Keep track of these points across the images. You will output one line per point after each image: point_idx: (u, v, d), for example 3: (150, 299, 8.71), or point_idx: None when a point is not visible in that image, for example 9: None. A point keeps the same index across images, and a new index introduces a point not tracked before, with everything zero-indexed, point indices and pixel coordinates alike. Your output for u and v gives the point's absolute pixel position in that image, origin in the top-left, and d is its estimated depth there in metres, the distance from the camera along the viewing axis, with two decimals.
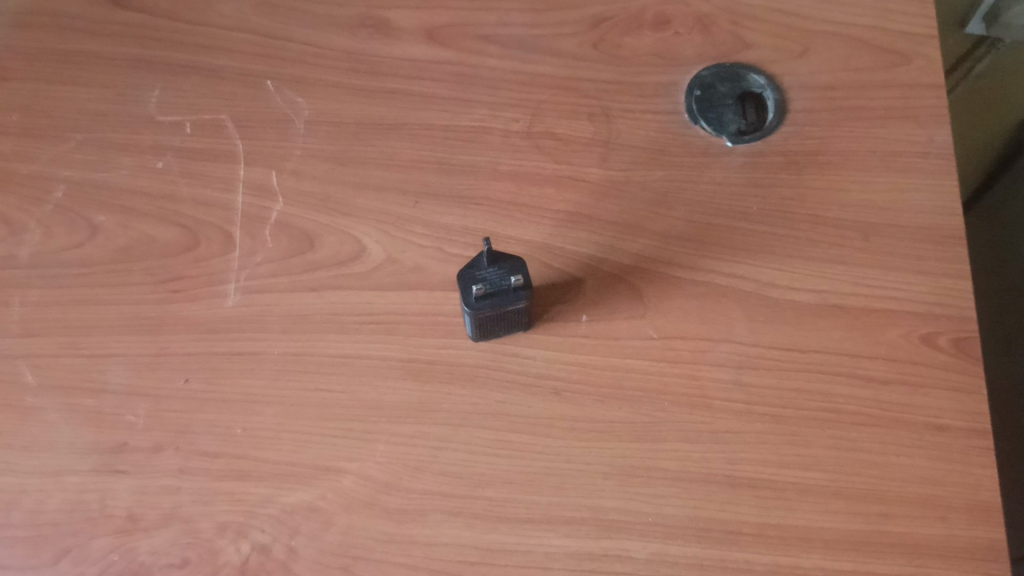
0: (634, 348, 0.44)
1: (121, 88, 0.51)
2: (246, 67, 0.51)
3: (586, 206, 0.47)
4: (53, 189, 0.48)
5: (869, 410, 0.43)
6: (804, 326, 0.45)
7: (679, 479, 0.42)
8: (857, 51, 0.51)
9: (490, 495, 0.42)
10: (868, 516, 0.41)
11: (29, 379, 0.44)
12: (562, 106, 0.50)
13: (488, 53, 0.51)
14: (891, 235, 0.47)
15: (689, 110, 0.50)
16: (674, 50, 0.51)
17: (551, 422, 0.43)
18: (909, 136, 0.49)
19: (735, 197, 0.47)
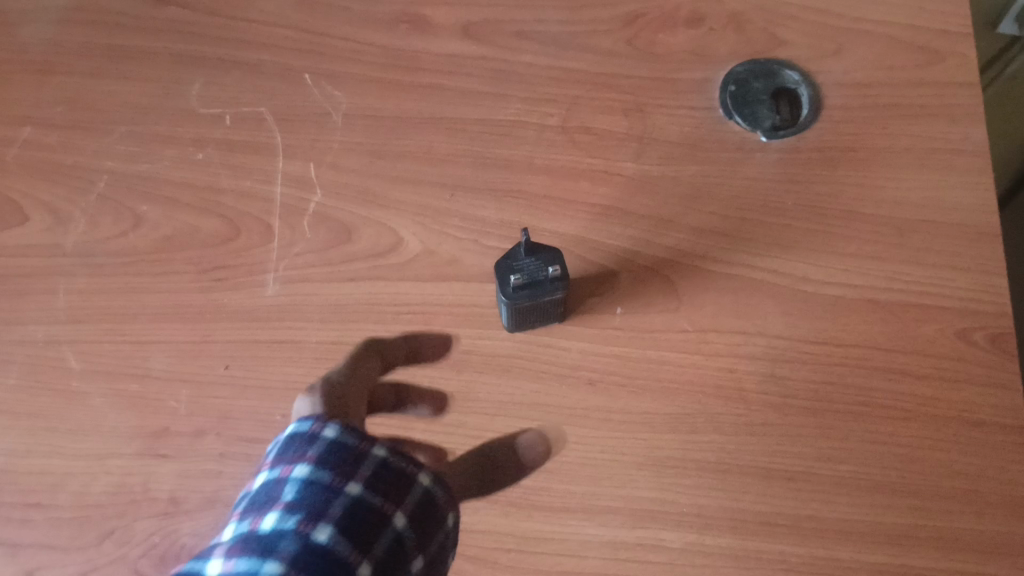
0: (669, 341, 0.45)
1: (164, 82, 0.52)
2: (285, 61, 0.52)
3: (621, 200, 0.48)
4: (97, 180, 0.49)
5: (903, 404, 0.43)
6: (838, 320, 0.45)
7: (714, 471, 0.42)
8: (891, 49, 0.51)
9: (525, 484, 0.43)
10: (903, 510, 0.42)
11: (74, 365, 0.45)
12: (597, 101, 0.50)
13: (524, 48, 0.52)
14: (926, 231, 0.47)
15: (724, 106, 0.50)
16: (709, 47, 0.52)
17: (585, 413, 0.44)
18: (943, 134, 0.49)
19: (769, 193, 0.48)
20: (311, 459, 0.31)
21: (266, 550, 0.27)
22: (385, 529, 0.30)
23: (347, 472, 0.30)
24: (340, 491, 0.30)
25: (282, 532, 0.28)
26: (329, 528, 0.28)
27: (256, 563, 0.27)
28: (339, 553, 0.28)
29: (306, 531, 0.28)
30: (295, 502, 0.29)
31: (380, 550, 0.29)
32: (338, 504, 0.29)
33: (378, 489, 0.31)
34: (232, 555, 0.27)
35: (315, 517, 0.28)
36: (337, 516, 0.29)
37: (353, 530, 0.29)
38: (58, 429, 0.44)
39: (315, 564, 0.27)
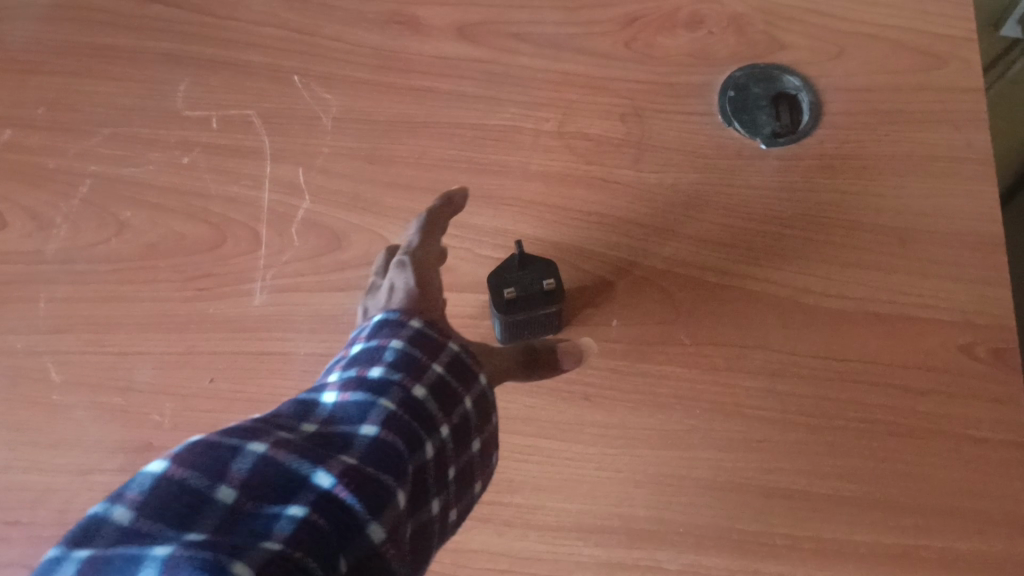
0: (666, 354, 0.44)
1: (149, 83, 0.50)
2: (275, 63, 0.50)
3: (618, 209, 0.47)
4: (81, 183, 0.48)
5: (904, 419, 0.42)
6: (839, 333, 0.44)
7: (713, 489, 0.42)
8: (893, 54, 0.49)
9: (519, 502, 0.42)
10: (905, 529, 0.41)
11: (56, 377, 0.44)
12: (595, 107, 0.49)
13: (520, 51, 0.50)
14: (930, 240, 0.45)
15: (722, 112, 0.48)
16: (708, 51, 0.50)
17: (581, 428, 0.43)
18: (947, 141, 0.47)
19: (769, 201, 0.46)
20: (409, 325, 0.30)
21: (380, 390, 0.27)
22: (462, 400, 0.30)
23: (437, 344, 0.30)
24: (434, 356, 0.29)
25: (391, 376, 0.27)
26: (424, 387, 0.28)
27: (368, 400, 0.26)
28: (427, 412, 0.27)
29: (409, 384, 0.27)
30: (398, 356, 0.28)
31: (459, 416, 0.29)
32: (433, 365, 0.29)
33: (460, 367, 0.30)
34: (342, 391, 0.27)
35: (415, 372, 0.28)
36: (428, 381, 0.28)
37: (441, 391, 0.29)
38: (42, 441, 0.43)
39: (414, 413, 0.27)
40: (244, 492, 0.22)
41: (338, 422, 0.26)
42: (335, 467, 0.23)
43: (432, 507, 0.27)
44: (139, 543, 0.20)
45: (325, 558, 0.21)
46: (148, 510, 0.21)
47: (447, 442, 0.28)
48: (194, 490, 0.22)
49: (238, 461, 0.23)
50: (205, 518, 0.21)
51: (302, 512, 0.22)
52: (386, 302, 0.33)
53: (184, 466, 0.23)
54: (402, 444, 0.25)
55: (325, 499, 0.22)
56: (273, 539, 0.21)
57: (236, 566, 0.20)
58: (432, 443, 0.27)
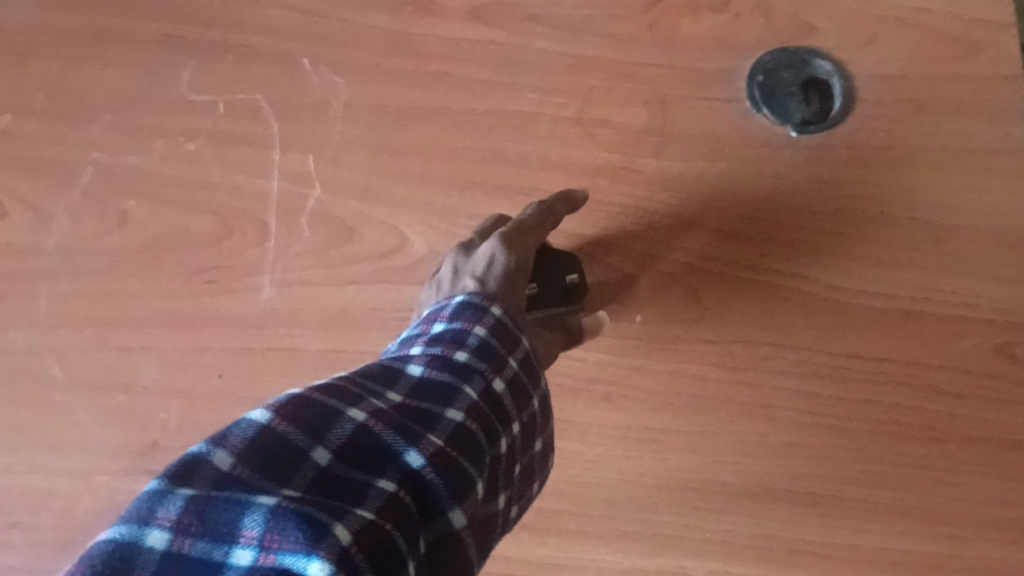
0: (690, 353, 0.43)
1: (148, 66, 0.47)
2: (281, 45, 0.47)
3: (640, 199, 0.44)
4: (82, 172, 0.46)
5: (937, 423, 0.41)
6: (872, 333, 0.42)
7: (738, 496, 0.42)
8: (925, 41, 0.45)
9: (538, 506, 0.43)
10: (937, 538, 0.41)
11: (57, 374, 0.44)
12: (616, 93, 0.46)
13: (537, 34, 0.46)
14: (968, 238, 0.43)
15: (751, 98, 0.45)
16: (734, 37, 0.46)
17: (602, 430, 0.42)
18: (982, 134, 0.44)
19: (799, 193, 0.44)
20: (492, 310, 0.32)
21: (463, 376, 0.29)
22: (531, 399, 0.32)
23: (514, 338, 0.32)
24: (512, 351, 0.31)
25: (473, 364, 0.30)
26: (503, 380, 0.30)
27: (454, 383, 0.29)
28: (504, 404, 0.30)
29: (488, 375, 0.30)
30: (480, 345, 0.30)
31: (526, 414, 0.31)
32: (509, 360, 0.31)
33: (531, 366, 0.32)
34: (428, 367, 0.29)
35: (493, 363, 0.30)
36: (508, 375, 0.31)
37: (511, 386, 0.31)
38: (56, 439, 0.44)
39: (491, 405, 0.29)
40: (339, 457, 0.25)
41: (424, 396, 0.28)
42: (425, 449, 0.26)
43: (500, 499, 0.29)
44: (242, 490, 0.23)
45: (408, 530, 0.24)
46: (249, 458, 0.23)
47: (516, 438, 0.31)
48: (294, 446, 0.24)
49: (337, 426, 0.25)
50: (304, 474, 0.24)
51: (390, 486, 0.24)
52: (483, 272, 0.36)
53: (286, 419, 0.25)
54: (481, 433, 0.28)
55: (413, 478, 0.25)
56: (365, 506, 0.23)
57: (337, 528, 0.22)
58: (504, 435, 0.30)
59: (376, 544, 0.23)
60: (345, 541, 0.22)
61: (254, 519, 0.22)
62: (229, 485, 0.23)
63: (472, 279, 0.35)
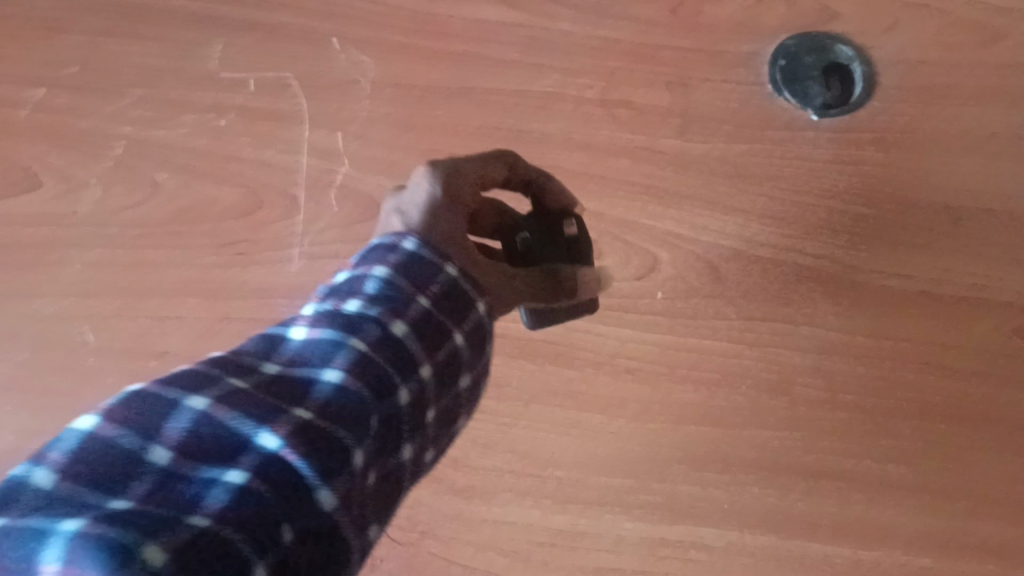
0: (711, 329, 0.43)
1: (178, 42, 0.48)
2: (309, 24, 0.47)
3: (662, 178, 0.45)
4: (114, 145, 0.47)
5: (954, 402, 0.42)
6: (890, 312, 0.43)
7: (757, 469, 0.42)
8: (948, 26, 0.45)
9: (560, 476, 0.43)
10: (955, 514, 0.41)
11: (89, 339, 0.45)
12: (639, 74, 0.46)
13: (561, 16, 0.47)
14: (986, 222, 0.43)
15: (773, 81, 0.46)
16: (757, 21, 0.46)
17: (624, 403, 0.43)
18: (1002, 120, 0.44)
19: (821, 174, 0.44)
20: (402, 249, 0.25)
21: (350, 329, 0.22)
22: (457, 334, 0.25)
23: (432, 270, 0.25)
24: (424, 288, 0.24)
25: (364, 314, 0.23)
26: (409, 322, 0.23)
27: (337, 340, 0.22)
28: (413, 349, 0.23)
29: (385, 321, 0.23)
30: (379, 287, 0.24)
31: (451, 355, 0.24)
32: (420, 295, 0.24)
33: (461, 298, 0.25)
34: (311, 326, 0.23)
35: (395, 309, 0.23)
36: (418, 313, 0.24)
37: (424, 326, 0.24)
38: (91, 405, 0.45)
39: (392, 356, 0.23)
40: (182, 454, 0.19)
41: (304, 364, 0.22)
42: (281, 427, 0.20)
43: (409, 458, 0.23)
44: (44, 516, 0.17)
45: (261, 529, 0.18)
46: (75, 470, 0.18)
47: (434, 386, 0.24)
48: (121, 450, 0.18)
49: (172, 420, 0.19)
50: (131, 486, 0.18)
51: (242, 478, 0.19)
52: (406, 198, 0.28)
53: (110, 421, 0.19)
54: (367, 395, 0.22)
55: (268, 466, 0.19)
56: (201, 512, 0.18)
57: (147, 551, 0.16)
58: (411, 387, 0.23)
59: (204, 562, 0.17)
60: (157, 565, 0.16)
61: (52, 553, 0.16)
62: (40, 510, 0.17)
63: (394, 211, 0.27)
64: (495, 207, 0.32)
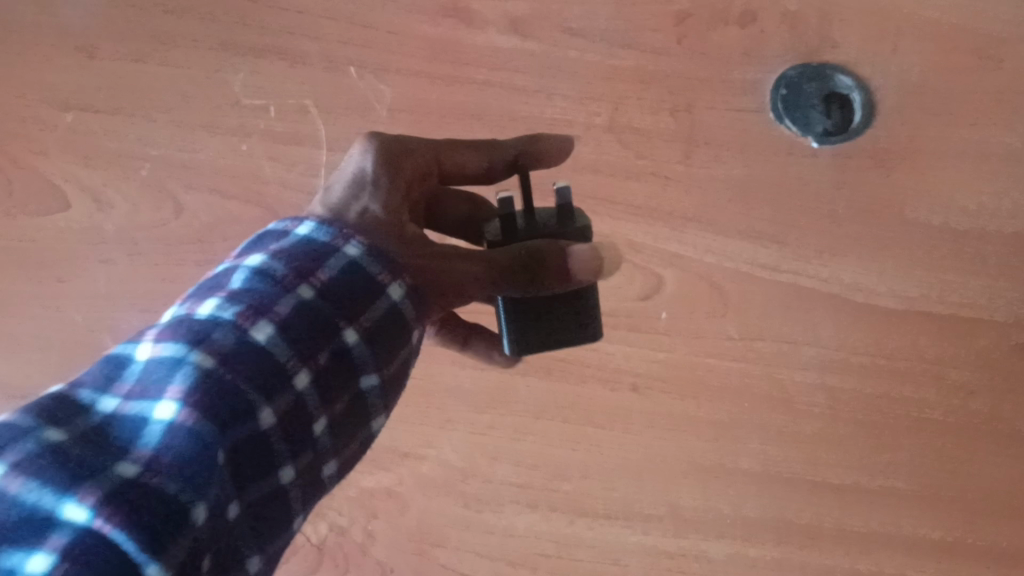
0: (715, 347, 0.45)
1: (202, 68, 0.49)
2: (330, 52, 0.49)
3: (667, 201, 0.46)
4: (140, 167, 0.49)
5: (954, 417, 0.43)
6: (889, 330, 0.44)
7: (760, 481, 0.43)
8: (947, 52, 0.46)
9: (568, 488, 0.44)
10: (954, 525, 0.42)
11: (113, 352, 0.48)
12: (646, 99, 0.48)
13: (572, 45, 0.48)
14: (985, 241, 0.44)
15: (775, 109, 0.47)
16: (761, 48, 0.47)
17: (630, 417, 0.44)
18: (1002, 141, 0.45)
19: (822, 197, 0.46)
20: (292, 236, 0.26)
21: (197, 341, 0.22)
22: (339, 336, 0.25)
23: (318, 259, 0.25)
24: (294, 285, 0.25)
25: (217, 322, 0.23)
26: (268, 332, 0.23)
27: (179, 358, 0.22)
28: (275, 360, 0.23)
29: (242, 328, 0.23)
30: (235, 296, 0.24)
31: (336, 352, 0.25)
32: (286, 299, 0.24)
33: (346, 290, 0.25)
34: (158, 342, 0.23)
35: (259, 313, 0.24)
36: (282, 317, 0.24)
37: (291, 335, 0.24)
38: None
39: (248, 373, 0.23)
40: None
41: (142, 392, 0.22)
42: (92, 493, 0.19)
43: (283, 475, 0.24)
44: None
45: None
46: None
47: (307, 395, 0.24)
48: None
49: None
50: None
51: (49, 560, 0.18)
52: (337, 175, 0.30)
53: None
54: (214, 429, 0.21)
55: (78, 540, 0.19)
56: None
57: None
58: (272, 406, 0.23)
59: None
60: None
61: None
62: None
63: (320, 195, 0.29)
64: (465, 197, 0.37)
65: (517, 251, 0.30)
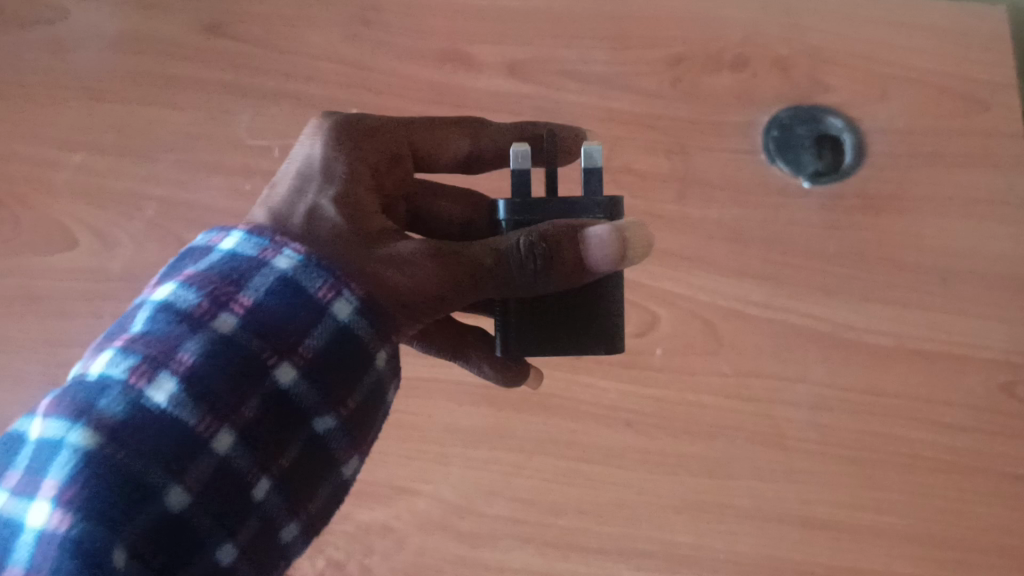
0: (708, 384, 0.45)
1: (211, 111, 0.51)
2: (334, 96, 0.50)
3: (663, 240, 0.47)
4: (146, 206, 0.50)
5: (944, 455, 0.43)
6: (879, 368, 0.45)
7: (753, 518, 0.43)
8: (934, 99, 0.49)
9: (562, 524, 0.44)
10: (946, 563, 0.42)
11: None
12: (642, 142, 0.49)
13: (569, 89, 0.50)
14: (970, 283, 0.46)
15: (767, 150, 0.48)
16: (754, 93, 0.49)
17: (623, 453, 0.45)
18: (987, 185, 0.47)
19: (812, 238, 0.47)
20: (202, 273, 0.26)
21: (84, 412, 0.22)
22: (263, 387, 0.25)
23: (229, 300, 0.25)
24: (200, 330, 0.24)
25: (106, 387, 0.23)
26: (166, 393, 0.23)
27: (61, 438, 0.22)
28: (182, 422, 0.23)
29: (138, 389, 0.23)
30: (131, 355, 0.23)
31: (268, 392, 0.25)
32: (190, 353, 0.24)
33: (265, 327, 0.25)
34: (48, 416, 0.23)
35: (156, 368, 0.23)
36: (185, 374, 0.23)
37: (198, 394, 0.23)
38: None
39: (148, 448, 0.22)
40: None
41: (33, 480, 0.22)
42: None
43: (223, 554, 0.24)
44: None
45: None
46: None
47: (232, 456, 0.24)
48: None
49: None
50: None
51: None
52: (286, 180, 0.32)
53: None
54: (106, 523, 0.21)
55: None
56: None
57: None
58: (185, 481, 0.23)
59: None
60: None
61: None
62: None
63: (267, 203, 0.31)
64: (456, 195, 0.41)
65: (526, 243, 0.29)
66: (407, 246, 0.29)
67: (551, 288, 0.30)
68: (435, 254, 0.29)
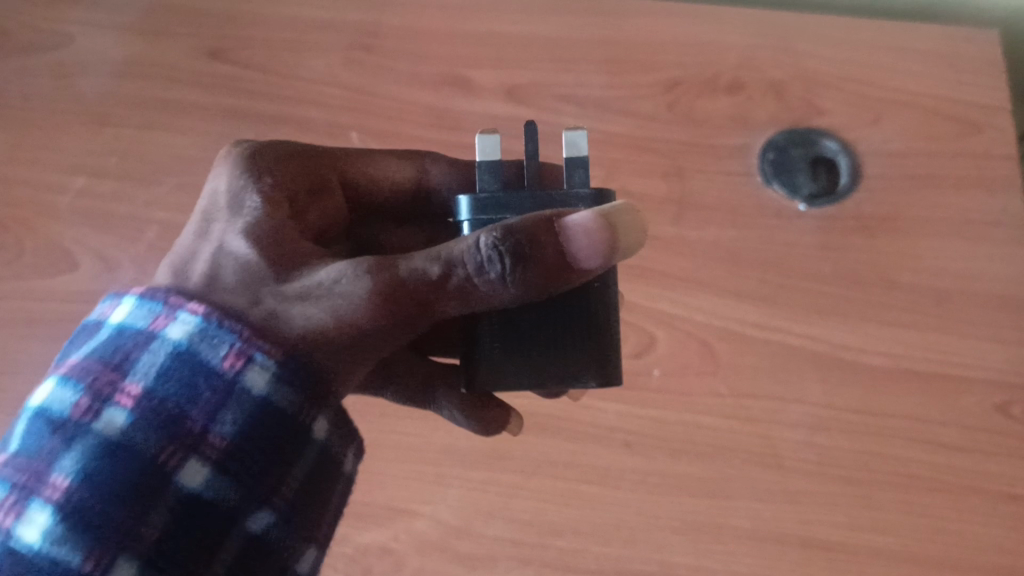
0: (705, 405, 0.45)
1: (212, 134, 0.51)
2: (334, 120, 0.51)
3: (658, 262, 0.48)
4: (146, 229, 0.50)
5: (943, 475, 0.43)
6: (876, 389, 0.45)
7: (752, 540, 0.43)
8: (928, 121, 0.50)
9: (561, 545, 0.44)
10: None
11: None
12: (638, 165, 0.49)
13: (565, 112, 0.51)
14: (964, 303, 0.46)
15: (763, 172, 0.49)
16: (750, 116, 0.50)
17: (621, 474, 0.45)
18: (980, 207, 0.48)
19: (808, 260, 0.47)
20: (75, 369, 0.27)
21: None
22: (162, 501, 0.25)
23: (100, 404, 0.26)
24: (80, 440, 0.25)
25: None
26: (38, 533, 0.24)
27: None
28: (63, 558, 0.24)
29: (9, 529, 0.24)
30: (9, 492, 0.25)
31: (175, 495, 0.26)
32: (64, 479, 0.25)
33: (147, 428, 0.26)
34: None
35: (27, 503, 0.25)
36: (62, 505, 0.24)
37: (79, 526, 0.24)
38: None
39: None
40: None
41: None
42: None
43: None
44: None
45: None
46: None
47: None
48: None
49: None
50: None
51: None
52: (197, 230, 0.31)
53: None
54: None
55: None
56: None
57: None
58: None
59: None
60: None
61: None
62: None
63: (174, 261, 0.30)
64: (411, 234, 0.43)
65: (491, 240, 0.27)
66: (332, 273, 0.28)
67: (528, 291, 0.28)
68: (370, 276, 0.27)
